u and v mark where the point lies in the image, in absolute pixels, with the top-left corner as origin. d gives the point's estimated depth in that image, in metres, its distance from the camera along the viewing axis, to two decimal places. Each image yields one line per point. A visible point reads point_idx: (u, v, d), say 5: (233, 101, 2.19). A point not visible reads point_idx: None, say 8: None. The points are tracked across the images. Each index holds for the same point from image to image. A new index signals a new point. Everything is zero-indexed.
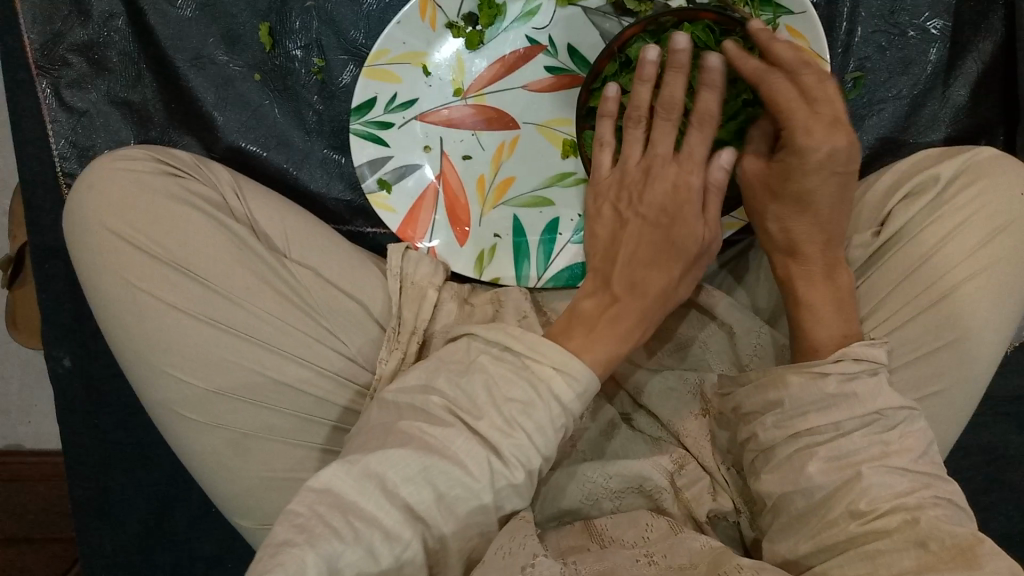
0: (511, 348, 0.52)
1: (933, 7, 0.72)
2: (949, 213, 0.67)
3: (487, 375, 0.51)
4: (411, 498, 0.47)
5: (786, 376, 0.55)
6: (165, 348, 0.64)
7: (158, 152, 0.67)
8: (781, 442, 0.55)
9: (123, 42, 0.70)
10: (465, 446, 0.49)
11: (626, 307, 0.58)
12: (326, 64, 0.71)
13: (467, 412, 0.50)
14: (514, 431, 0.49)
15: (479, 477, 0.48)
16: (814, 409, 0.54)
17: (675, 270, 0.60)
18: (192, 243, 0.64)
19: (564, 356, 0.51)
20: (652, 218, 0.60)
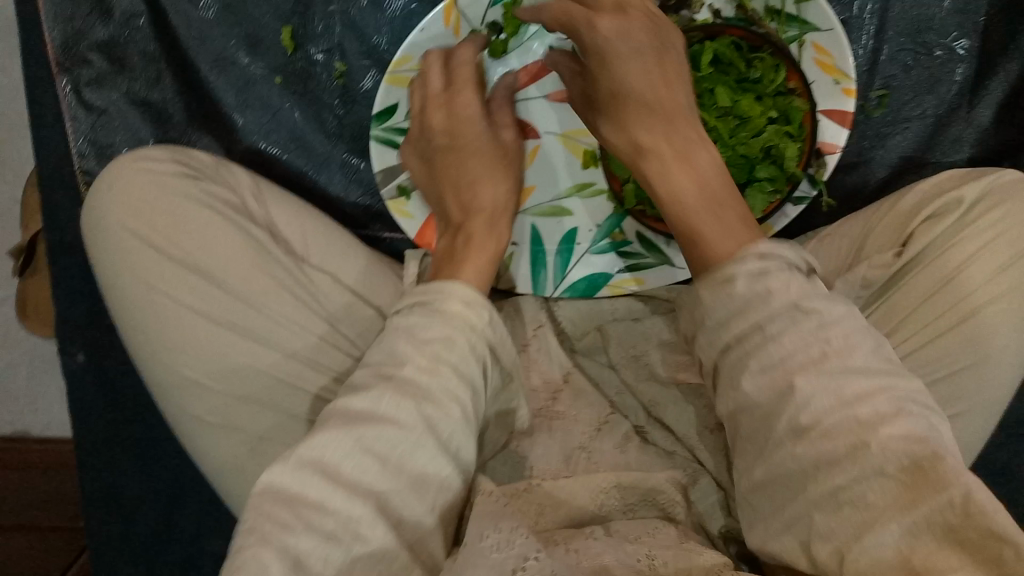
0: (419, 299, 0.55)
1: (961, 27, 0.71)
2: (973, 234, 0.66)
3: (402, 330, 0.54)
4: (357, 472, 0.47)
5: (700, 291, 0.50)
6: (182, 350, 0.63)
7: (178, 152, 0.67)
8: (725, 344, 0.48)
9: (145, 42, 0.70)
10: (393, 403, 0.50)
11: (479, 239, 0.64)
12: (347, 69, 0.71)
13: (392, 371, 0.51)
14: (441, 370, 0.52)
15: (416, 426, 0.50)
16: (734, 315, 0.48)
17: (500, 184, 0.68)
18: (210, 244, 0.64)
19: (472, 294, 0.56)
20: (483, 131, 0.69)
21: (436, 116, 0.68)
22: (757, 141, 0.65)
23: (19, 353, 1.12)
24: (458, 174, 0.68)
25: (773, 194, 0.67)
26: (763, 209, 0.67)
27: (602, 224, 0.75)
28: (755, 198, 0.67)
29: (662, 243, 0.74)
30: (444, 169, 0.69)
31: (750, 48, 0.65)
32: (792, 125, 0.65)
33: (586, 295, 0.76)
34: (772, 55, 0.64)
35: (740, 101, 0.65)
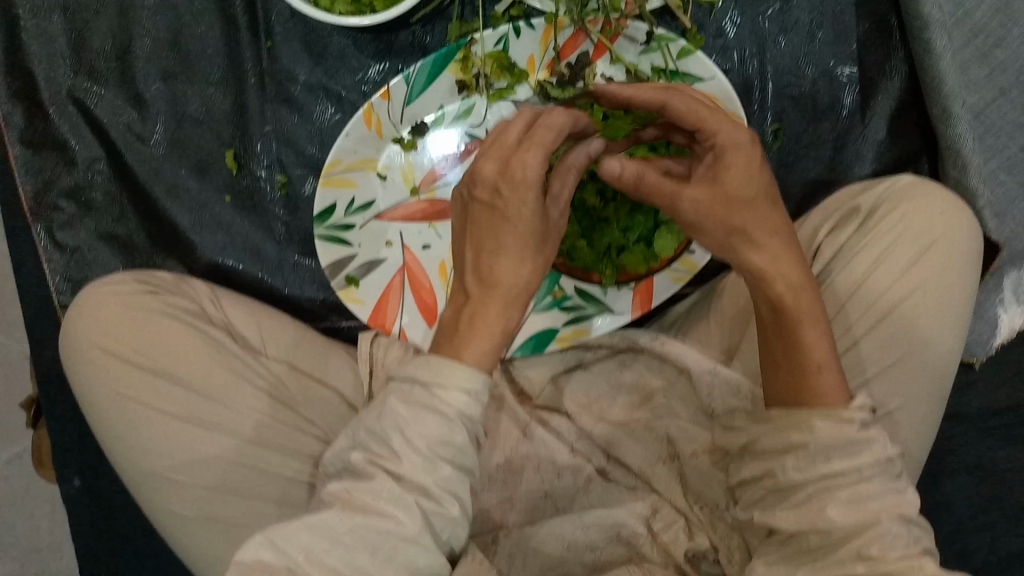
0: (420, 384, 0.56)
1: (837, 55, 0.77)
2: (878, 236, 0.71)
3: (399, 416, 0.56)
4: (343, 559, 0.54)
5: (812, 420, 0.58)
6: (154, 449, 0.68)
7: (141, 274, 0.74)
8: (801, 484, 0.58)
9: (107, 183, 0.78)
10: (392, 493, 0.55)
11: (487, 316, 0.59)
12: (288, 179, 0.78)
13: (390, 463, 0.55)
14: (437, 465, 0.55)
15: (411, 520, 0.54)
16: (839, 453, 0.57)
17: (528, 261, 0.59)
18: (174, 350, 0.70)
19: (466, 377, 0.56)
20: (533, 201, 0.58)
21: (522, 193, 0.57)
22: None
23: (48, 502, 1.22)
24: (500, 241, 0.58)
25: (681, 234, 0.73)
26: (674, 248, 0.73)
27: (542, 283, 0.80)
28: (664, 240, 0.72)
29: (599, 292, 0.79)
30: (491, 217, 0.59)
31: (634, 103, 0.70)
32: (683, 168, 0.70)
33: (537, 352, 0.80)
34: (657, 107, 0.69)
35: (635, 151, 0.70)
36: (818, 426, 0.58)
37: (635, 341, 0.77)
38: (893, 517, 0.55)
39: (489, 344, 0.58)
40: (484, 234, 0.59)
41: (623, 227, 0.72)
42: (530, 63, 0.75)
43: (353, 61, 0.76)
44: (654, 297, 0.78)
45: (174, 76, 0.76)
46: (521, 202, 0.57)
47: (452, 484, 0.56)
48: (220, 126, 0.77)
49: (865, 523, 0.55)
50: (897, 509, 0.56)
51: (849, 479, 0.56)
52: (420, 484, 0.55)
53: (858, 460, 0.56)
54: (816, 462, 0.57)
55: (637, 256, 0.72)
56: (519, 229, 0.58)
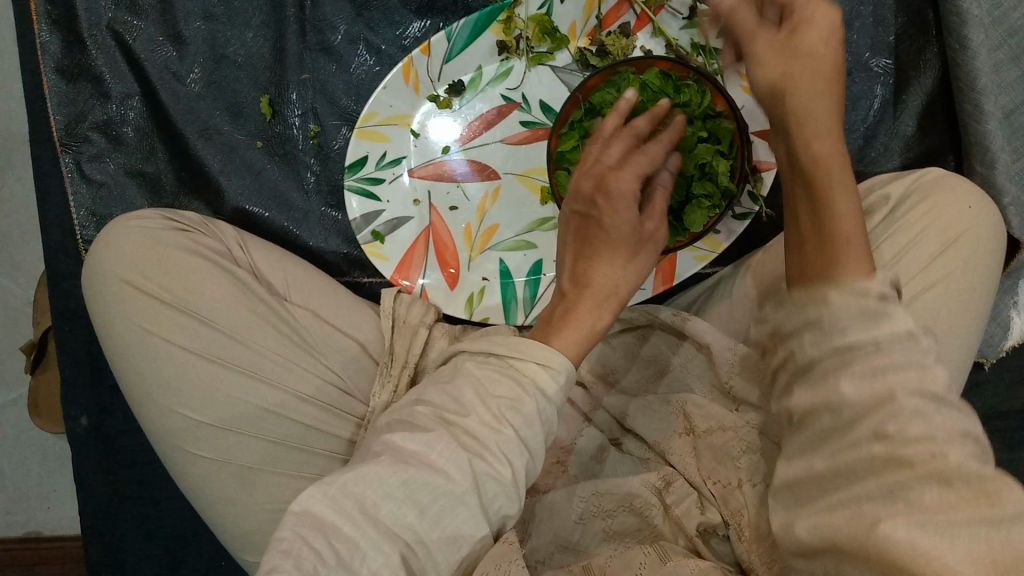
0: (499, 352, 0.57)
1: (874, 45, 0.78)
2: (908, 226, 0.71)
3: (473, 377, 0.56)
4: (395, 508, 0.50)
5: (827, 292, 0.42)
6: (171, 386, 0.69)
7: (169, 213, 0.74)
8: (817, 360, 0.40)
9: (140, 120, 0.78)
10: (447, 449, 0.52)
11: (582, 308, 0.58)
12: (321, 129, 0.78)
13: (453, 415, 0.54)
14: (503, 427, 0.53)
15: (461, 481, 0.51)
16: (857, 323, 0.40)
17: (619, 260, 0.59)
18: (199, 288, 0.70)
19: (549, 353, 0.55)
20: (630, 215, 0.59)
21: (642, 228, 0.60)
22: (694, 159, 0.70)
23: (49, 452, 1.23)
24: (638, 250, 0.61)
25: (713, 209, 0.72)
26: (705, 223, 0.72)
27: None
28: (696, 213, 0.72)
29: None
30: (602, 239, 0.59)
31: (678, 80, 0.72)
32: (721, 144, 0.71)
33: None
34: (699, 84, 0.71)
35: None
36: (832, 299, 0.42)
37: (654, 317, 0.77)
38: (910, 394, 0.38)
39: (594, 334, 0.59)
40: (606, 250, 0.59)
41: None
42: (572, 29, 0.76)
43: (395, 15, 0.76)
44: (676, 275, 0.79)
45: (215, 17, 0.76)
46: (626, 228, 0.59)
47: (512, 453, 0.53)
48: (258, 71, 0.77)
49: (877, 399, 0.38)
50: (919, 382, 0.38)
51: (866, 351, 0.39)
52: (478, 445, 0.53)
53: (874, 329, 0.39)
54: (830, 331, 0.40)
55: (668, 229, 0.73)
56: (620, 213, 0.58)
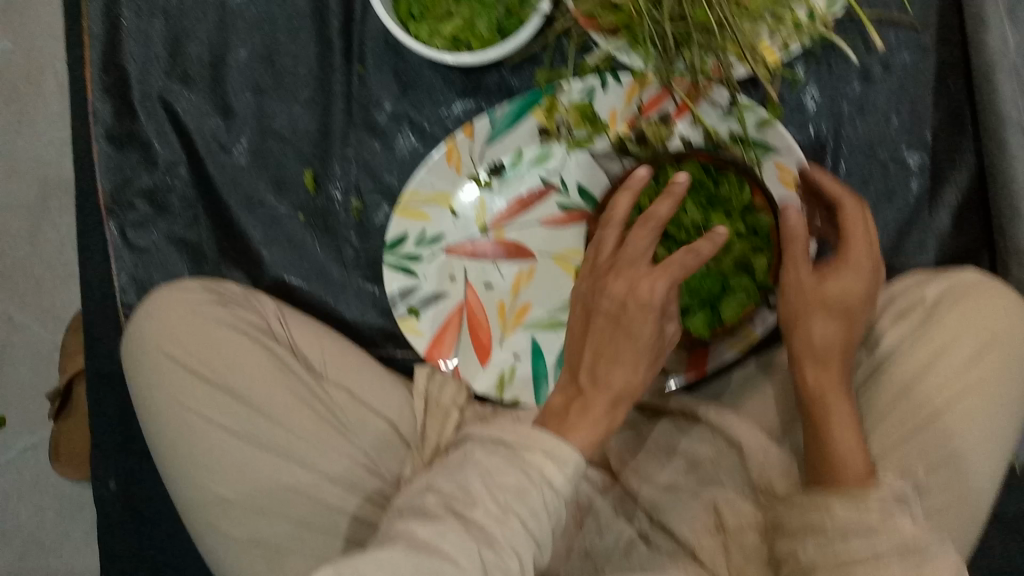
0: (506, 442, 0.56)
1: (910, 140, 0.77)
2: (940, 333, 0.72)
3: (479, 466, 0.54)
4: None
5: (831, 503, 0.61)
6: (206, 462, 0.71)
7: (210, 283, 0.76)
8: (820, 561, 0.60)
9: (185, 188, 0.79)
10: (459, 539, 0.50)
11: (595, 400, 0.62)
12: (363, 205, 0.79)
13: (463, 508, 0.52)
14: (510, 518, 0.52)
15: (472, 566, 0.49)
16: (858, 535, 0.59)
17: (641, 367, 0.64)
18: (238, 365, 0.73)
19: (557, 447, 0.55)
20: (650, 333, 0.63)
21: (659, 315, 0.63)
22: (731, 255, 0.71)
23: (70, 496, 1.22)
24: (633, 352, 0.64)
25: (749, 300, 0.73)
26: (740, 313, 0.73)
27: None
28: (731, 304, 0.72)
29: None
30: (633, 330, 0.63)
31: (716, 172, 0.72)
32: (760, 237, 0.71)
33: None
34: (737, 175, 0.72)
35: (711, 219, 0.71)
36: (833, 509, 0.61)
37: (690, 408, 0.77)
38: None
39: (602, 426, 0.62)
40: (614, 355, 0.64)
41: (691, 290, 0.73)
42: (612, 117, 0.76)
43: (439, 94, 0.78)
44: (708, 363, 0.79)
45: (264, 91, 0.77)
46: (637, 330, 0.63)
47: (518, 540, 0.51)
48: (303, 144, 0.78)
49: None
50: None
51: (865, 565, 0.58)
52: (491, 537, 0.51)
53: (873, 543, 0.58)
54: (835, 539, 0.60)
55: (701, 319, 0.73)
56: (633, 335, 0.63)
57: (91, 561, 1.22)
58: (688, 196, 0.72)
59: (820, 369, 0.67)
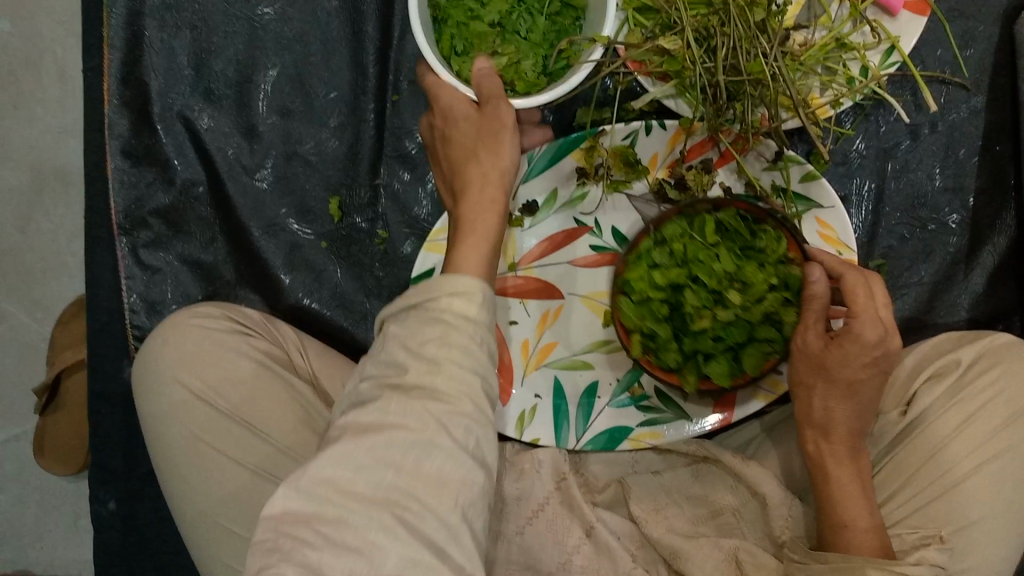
0: (419, 361, 0.51)
1: (954, 202, 0.77)
2: (970, 397, 0.71)
3: (400, 337, 0.52)
4: (369, 482, 0.48)
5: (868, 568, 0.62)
6: (218, 496, 0.69)
7: (230, 309, 0.73)
8: None
9: (202, 209, 0.76)
10: (402, 408, 0.50)
11: (465, 251, 0.57)
12: (389, 236, 0.76)
13: (395, 379, 0.51)
14: (443, 364, 0.50)
15: (426, 427, 0.49)
16: None
17: (483, 160, 0.61)
18: (257, 398, 0.70)
19: (461, 284, 0.52)
20: (476, 119, 0.61)
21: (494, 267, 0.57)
22: (761, 307, 0.66)
23: (58, 491, 1.19)
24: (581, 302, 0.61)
25: (772, 354, 0.68)
26: (762, 367, 0.68)
27: (622, 378, 0.79)
28: (752, 357, 0.67)
29: (680, 399, 0.78)
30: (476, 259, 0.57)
31: (754, 222, 0.68)
32: (790, 293, 0.67)
33: (608, 447, 0.79)
34: (775, 230, 0.67)
35: (745, 268, 0.66)
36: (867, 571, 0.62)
37: (713, 453, 0.76)
38: None
39: (493, 251, 0.59)
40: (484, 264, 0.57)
41: (717, 336, 0.67)
42: (653, 160, 0.75)
43: None
44: (735, 412, 0.76)
45: (292, 114, 0.74)
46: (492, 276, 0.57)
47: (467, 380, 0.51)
48: (330, 172, 0.75)
49: None
50: None
51: None
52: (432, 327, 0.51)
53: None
54: None
55: (724, 366, 0.67)
56: (483, 189, 0.60)
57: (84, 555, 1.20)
58: (721, 242, 0.68)
59: (821, 439, 0.69)
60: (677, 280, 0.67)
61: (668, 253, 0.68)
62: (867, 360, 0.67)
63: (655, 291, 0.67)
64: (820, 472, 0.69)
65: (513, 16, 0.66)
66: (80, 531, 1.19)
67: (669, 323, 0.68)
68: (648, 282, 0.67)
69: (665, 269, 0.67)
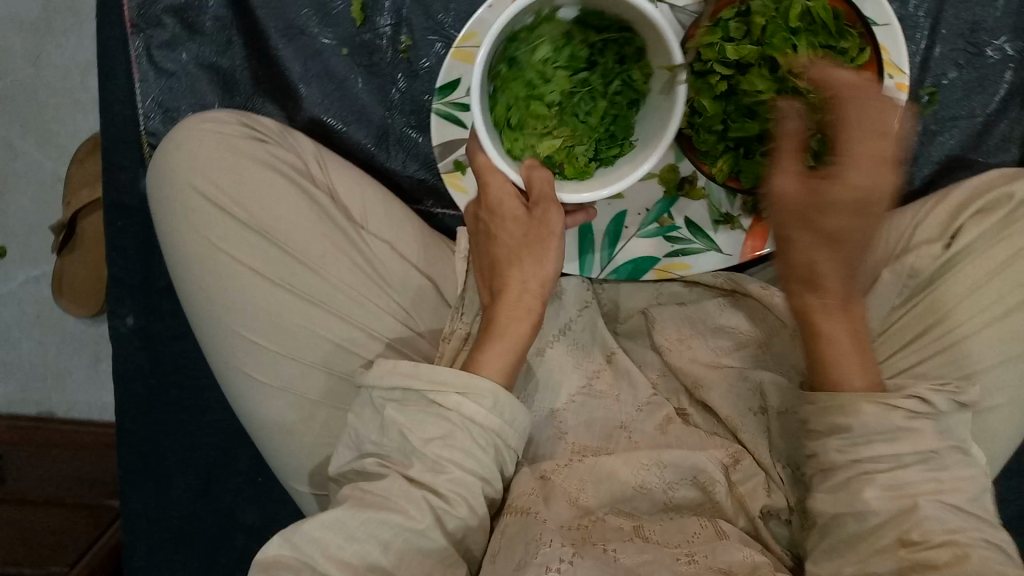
0: (440, 411, 0.55)
1: (1013, 30, 0.73)
2: (1020, 232, 0.68)
3: (401, 424, 0.55)
4: (355, 553, 0.52)
5: (859, 404, 0.57)
6: (237, 307, 0.66)
7: (245, 117, 0.69)
8: (843, 465, 0.58)
9: (217, 8, 0.71)
10: (403, 492, 0.54)
11: (490, 355, 0.59)
12: (413, 43, 0.72)
13: (398, 464, 0.55)
14: (444, 468, 0.54)
15: (420, 517, 0.53)
16: (881, 439, 0.57)
17: (535, 260, 0.61)
18: (275, 207, 0.66)
19: (470, 380, 0.55)
20: (522, 217, 0.61)
21: (885, 167, 0.50)
22: None
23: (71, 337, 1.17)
24: (783, 258, 0.56)
25: None
26: None
27: (652, 208, 0.74)
28: None
29: (711, 229, 0.74)
30: (870, 137, 0.50)
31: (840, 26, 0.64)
32: None
33: (632, 277, 0.77)
34: (859, 39, 0.64)
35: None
36: (859, 410, 0.58)
37: (741, 285, 0.74)
38: (931, 501, 0.56)
39: (517, 353, 0.60)
40: (846, 149, 0.50)
41: (761, 134, 0.66)
42: None
43: None
44: (767, 243, 0.73)
45: None
46: (888, 185, 0.50)
47: (459, 484, 0.55)
48: None
49: (903, 510, 0.56)
50: (936, 494, 0.56)
51: (885, 467, 0.57)
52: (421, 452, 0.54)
53: (897, 447, 0.57)
54: (855, 445, 0.58)
55: (760, 164, 0.67)
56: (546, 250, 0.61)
57: (105, 400, 1.18)
58: (801, 32, 0.64)
59: (806, 293, 0.58)
60: (745, 59, 0.64)
61: (744, 30, 0.65)
62: (888, 191, 0.60)
63: (722, 66, 0.64)
64: (800, 317, 0.60)
65: (574, 98, 0.62)
66: (96, 375, 1.17)
67: (722, 103, 0.66)
68: (717, 55, 0.64)
69: (739, 43, 0.64)
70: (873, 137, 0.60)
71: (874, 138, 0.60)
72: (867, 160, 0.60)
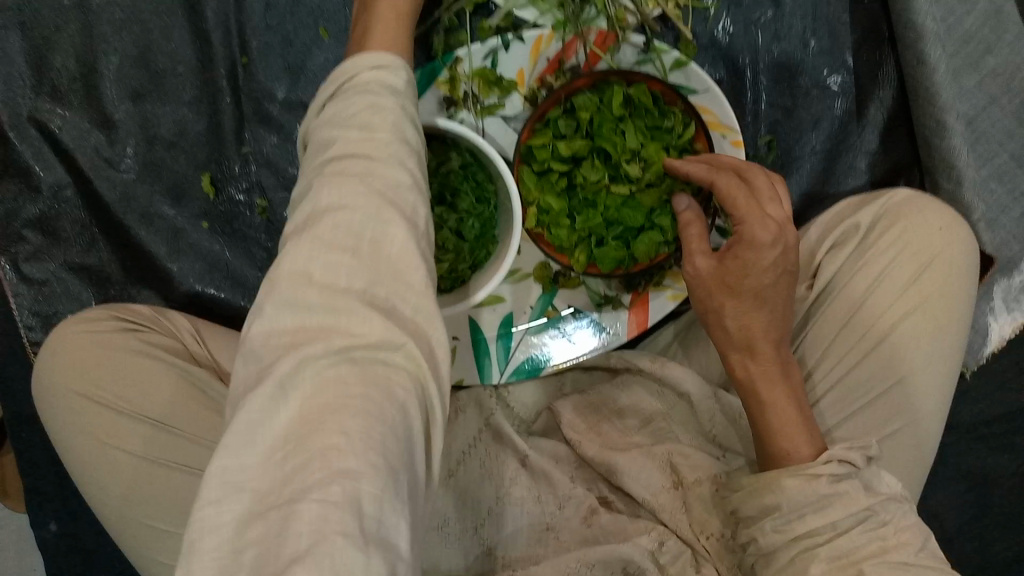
0: (338, 89, 0.48)
1: (831, 64, 0.77)
2: (874, 257, 0.70)
3: (327, 122, 0.46)
4: (332, 267, 0.40)
5: (781, 480, 0.58)
6: (134, 500, 0.67)
7: (119, 309, 0.71)
8: (781, 546, 0.57)
9: (74, 212, 0.74)
10: (340, 194, 0.42)
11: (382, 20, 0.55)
12: (268, 204, 0.76)
13: (329, 156, 0.44)
14: (375, 128, 0.45)
15: (376, 202, 0.42)
16: (812, 512, 0.57)
17: None
18: (155, 393, 0.67)
19: (381, 59, 0.49)
20: None
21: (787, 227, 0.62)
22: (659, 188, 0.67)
23: None
24: (720, 331, 0.64)
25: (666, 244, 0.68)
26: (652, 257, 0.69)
27: (536, 303, 0.77)
28: (643, 242, 0.68)
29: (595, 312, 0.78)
30: (755, 229, 0.61)
31: (664, 103, 0.67)
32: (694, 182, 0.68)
33: (532, 375, 0.78)
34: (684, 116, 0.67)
35: (647, 146, 0.67)
36: (785, 485, 0.58)
37: (633, 363, 0.77)
38: (876, 565, 0.54)
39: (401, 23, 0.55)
40: (743, 217, 0.61)
41: (609, 217, 0.69)
42: (520, 76, 0.69)
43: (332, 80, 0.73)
44: (650, 317, 0.77)
45: (145, 96, 0.72)
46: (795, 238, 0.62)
47: (392, 174, 0.43)
48: (195, 148, 0.73)
49: None
50: (881, 556, 0.55)
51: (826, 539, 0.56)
52: (359, 154, 0.44)
53: (831, 516, 0.56)
54: (791, 522, 0.57)
55: (614, 249, 0.68)
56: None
57: None
58: (628, 117, 0.67)
59: (748, 360, 0.64)
60: (579, 153, 0.67)
61: (573, 125, 0.67)
62: (768, 266, 0.61)
63: (558, 163, 0.67)
64: (751, 398, 0.64)
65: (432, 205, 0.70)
66: None
67: (566, 198, 0.68)
68: (551, 155, 0.67)
69: (569, 140, 0.67)
70: (740, 215, 0.61)
71: (740, 216, 0.61)
72: (744, 241, 0.61)
